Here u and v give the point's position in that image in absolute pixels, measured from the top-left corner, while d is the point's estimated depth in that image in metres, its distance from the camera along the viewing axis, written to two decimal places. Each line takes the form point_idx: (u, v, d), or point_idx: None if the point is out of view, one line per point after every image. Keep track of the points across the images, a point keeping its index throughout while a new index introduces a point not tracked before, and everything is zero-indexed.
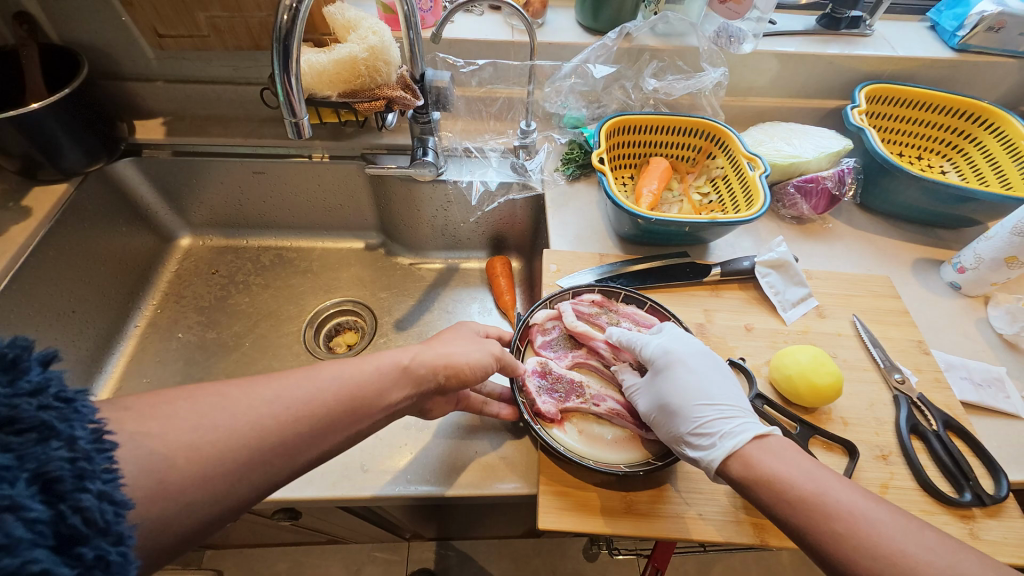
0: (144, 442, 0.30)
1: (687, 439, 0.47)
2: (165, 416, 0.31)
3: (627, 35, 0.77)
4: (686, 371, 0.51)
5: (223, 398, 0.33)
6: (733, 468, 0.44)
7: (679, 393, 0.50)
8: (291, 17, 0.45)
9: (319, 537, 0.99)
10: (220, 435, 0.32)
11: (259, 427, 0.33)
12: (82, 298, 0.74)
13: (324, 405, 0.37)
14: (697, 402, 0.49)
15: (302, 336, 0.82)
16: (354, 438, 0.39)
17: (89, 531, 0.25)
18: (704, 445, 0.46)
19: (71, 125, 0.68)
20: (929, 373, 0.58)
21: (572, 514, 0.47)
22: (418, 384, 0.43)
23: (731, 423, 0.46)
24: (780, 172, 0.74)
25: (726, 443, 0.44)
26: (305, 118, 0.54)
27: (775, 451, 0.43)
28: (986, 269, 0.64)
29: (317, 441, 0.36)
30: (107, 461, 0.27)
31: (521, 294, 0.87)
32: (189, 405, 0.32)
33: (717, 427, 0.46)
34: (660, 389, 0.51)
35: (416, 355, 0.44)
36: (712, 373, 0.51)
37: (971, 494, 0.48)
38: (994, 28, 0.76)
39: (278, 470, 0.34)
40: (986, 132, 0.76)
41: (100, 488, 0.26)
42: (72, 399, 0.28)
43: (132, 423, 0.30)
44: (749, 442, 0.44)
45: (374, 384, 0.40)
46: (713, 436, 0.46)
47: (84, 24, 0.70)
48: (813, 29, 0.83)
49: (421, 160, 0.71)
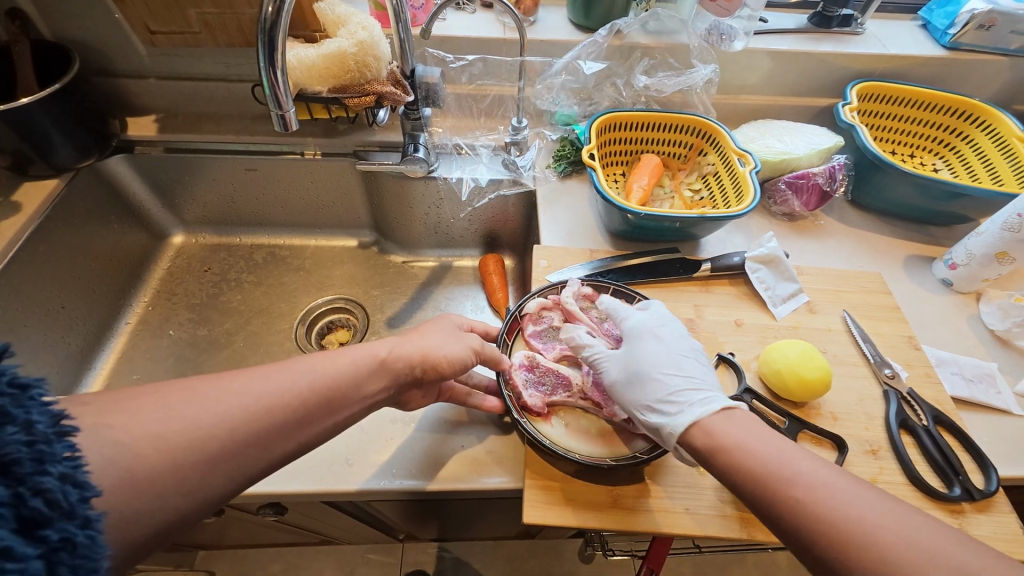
0: (107, 432, 0.29)
1: (653, 408, 0.47)
2: (130, 408, 0.31)
3: (618, 32, 0.77)
4: (657, 346, 0.51)
5: (189, 389, 0.33)
6: (693, 434, 0.44)
7: (653, 365, 0.50)
8: (276, 9, 0.45)
9: (312, 538, 0.99)
10: (188, 426, 0.31)
11: (231, 417, 0.33)
12: (72, 294, 0.74)
13: (300, 397, 0.37)
14: (666, 371, 0.49)
15: (294, 334, 0.82)
16: (331, 429, 0.39)
17: (53, 514, 0.25)
18: (668, 413, 0.46)
19: (62, 120, 0.68)
20: (919, 369, 0.58)
21: (557, 508, 0.46)
22: (394, 377, 0.43)
23: (695, 393, 0.46)
24: (771, 169, 0.74)
25: (692, 411, 0.45)
26: (291, 110, 0.54)
27: (741, 424, 0.43)
28: (977, 265, 0.64)
29: (293, 431, 0.36)
30: (67, 449, 0.27)
31: (514, 292, 0.87)
32: (155, 398, 0.32)
33: (685, 397, 0.46)
34: (634, 359, 0.51)
35: (394, 348, 0.44)
36: (688, 352, 0.52)
37: (960, 489, 0.47)
38: (985, 26, 0.77)
39: (252, 462, 0.34)
40: (978, 129, 0.76)
41: (62, 471, 0.26)
42: (28, 387, 0.27)
43: (96, 415, 0.30)
44: (713, 412, 0.44)
45: (350, 376, 0.40)
46: (679, 404, 0.46)
47: (75, 21, 0.71)
48: (804, 27, 0.83)
49: (412, 156, 0.71)
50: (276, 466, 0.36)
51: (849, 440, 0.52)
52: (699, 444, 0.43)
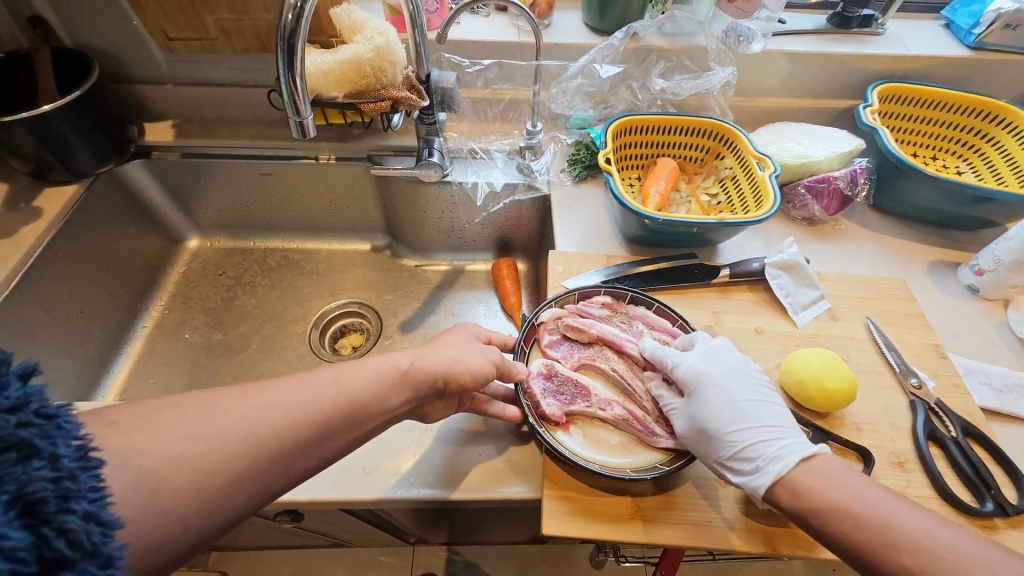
0: (134, 456, 0.29)
1: (727, 464, 0.46)
2: (153, 429, 0.31)
3: (633, 35, 0.77)
4: (720, 391, 0.48)
5: (213, 406, 0.33)
6: (781, 499, 0.43)
7: (715, 413, 0.47)
8: (295, 16, 0.45)
9: (325, 541, 0.99)
10: (213, 447, 0.31)
11: (256, 436, 0.33)
12: (90, 298, 0.74)
13: (323, 412, 0.36)
14: (738, 428, 0.46)
15: (308, 337, 0.82)
16: (352, 444, 0.39)
17: (75, 555, 0.25)
18: (747, 471, 0.45)
19: (81, 127, 0.69)
20: (946, 378, 0.56)
21: (576, 519, 0.46)
22: (416, 390, 0.42)
23: (775, 447, 0.45)
24: (791, 173, 0.73)
25: (772, 469, 0.43)
26: (309, 118, 0.54)
27: (822, 472, 0.42)
28: (1005, 271, 0.63)
29: (314, 448, 0.36)
30: (93, 480, 0.27)
31: (527, 297, 0.86)
32: (178, 417, 0.32)
33: (759, 452, 0.45)
34: (695, 407, 0.49)
35: (415, 360, 0.43)
36: (746, 387, 0.50)
37: (993, 503, 0.46)
38: (1011, 25, 0.75)
39: (275, 479, 0.34)
40: (1003, 131, 0.75)
41: (86, 509, 0.26)
42: (54, 416, 0.27)
43: (122, 438, 0.29)
44: (794, 466, 0.43)
45: (373, 390, 0.39)
46: (757, 462, 0.44)
47: (95, 28, 0.72)
48: (823, 28, 0.82)
49: (426, 161, 0.71)
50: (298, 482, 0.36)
51: (874, 451, 0.51)
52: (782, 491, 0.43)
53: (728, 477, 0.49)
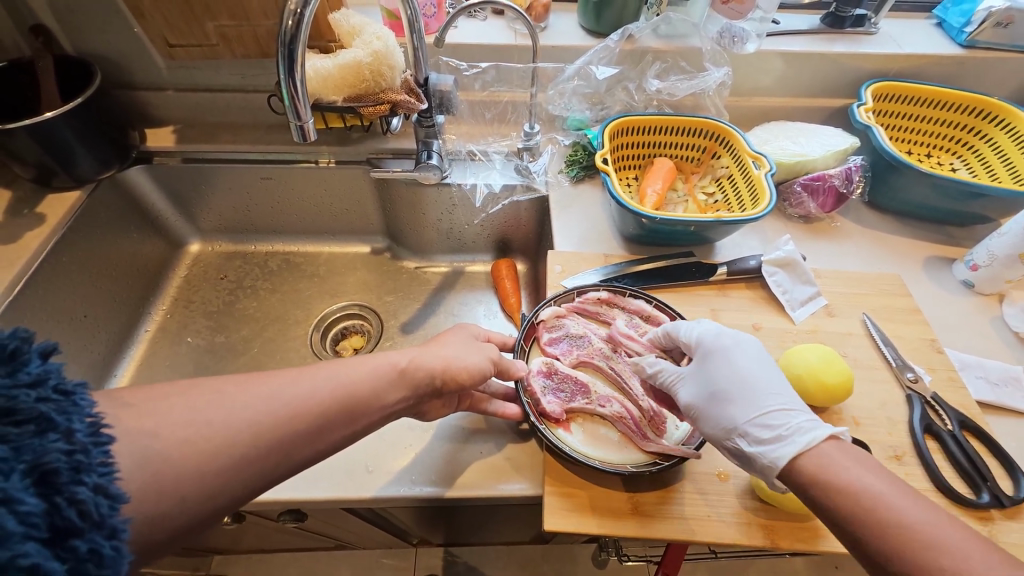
0: (143, 437, 0.30)
1: (745, 431, 0.45)
2: (161, 413, 0.31)
3: (629, 36, 0.77)
4: (741, 365, 0.48)
5: (221, 395, 0.34)
6: (800, 467, 0.41)
7: (734, 383, 0.47)
8: (296, 22, 0.46)
9: (327, 543, 0.99)
10: (216, 431, 0.32)
11: (257, 425, 0.33)
12: (94, 302, 0.75)
13: (323, 405, 0.37)
14: (763, 401, 0.46)
15: (309, 340, 0.82)
16: (351, 438, 0.39)
17: (84, 525, 0.26)
18: (765, 440, 0.43)
19: (84, 133, 0.70)
20: (942, 372, 0.57)
21: (577, 515, 0.46)
22: (414, 388, 0.43)
23: (797, 421, 0.43)
24: (785, 172, 0.74)
25: (797, 442, 0.42)
26: (310, 122, 0.54)
27: (849, 452, 0.40)
28: (999, 266, 0.63)
29: (314, 440, 0.36)
30: (103, 455, 0.28)
31: (525, 297, 0.87)
32: (185, 402, 0.32)
33: (782, 425, 0.43)
34: (709, 374, 0.49)
35: (414, 358, 0.44)
36: (763, 364, 0.49)
37: (989, 495, 0.47)
38: (1003, 23, 0.76)
39: (271, 470, 0.34)
40: (996, 128, 0.75)
41: (96, 482, 0.27)
42: (71, 392, 0.28)
43: (137, 420, 0.30)
44: (822, 442, 0.41)
45: (372, 387, 0.40)
46: (780, 434, 0.43)
47: (97, 35, 0.73)
48: (817, 28, 0.83)
49: (425, 163, 0.72)
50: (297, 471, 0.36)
51: (871, 445, 0.51)
52: (800, 477, 0.41)
53: (728, 472, 0.49)
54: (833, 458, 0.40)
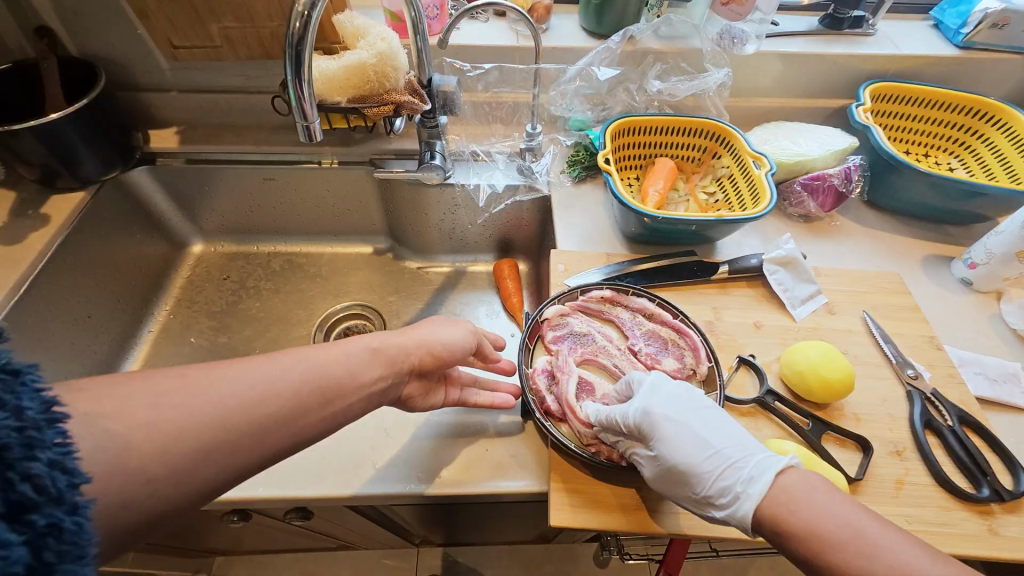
0: (100, 419, 0.30)
1: (710, 498, 0.44)
2: (121, 396, 0.31)
3: (630, 38, 0.78)
4: (669, 421, 0.46)
5: (182, 379, 0.34)
6: (767, 528, 0.40)
7: (678, 450, 0.45)
8: (303, 24, 0.46)
9: (330, 543, 0.99)
10: (180, 415, 0.32)
11: (222, 408, 0.34)
12: (98, 303, 0.75)
13: (292, 388, 0.37)
14: (712, 458, 0.44)
15: (313, 339, 0.83)
16: (329, 422, 0.39)
17: (40, 500, 0.25)
18: (727, 503, 0.42)
19: (88, 134, 0.70)
20: (941, 368, 0.58)
21: (582, 510, 0.47)
22: (391, 366, 0.44)
23: (748, 467, 0.43)
24: (786, 171, 0.75)
25: (752, 496, 0.41)
26: (316, 122, 0.55)
27: (793, 482, 0.41)
28: (997, 264, 0.64)
29: (286, 425, 0.36)
30: (58, 436, 0.27)
31: (528, 297, 0.87)
32: (147, 387, 0.32)
33: (734, 480, 0.42)
34: (655, 450, 0.46)
35: (388, 338, 0.45)
36: (695, 414, 0.47)
37: (988, 489, 0.47)
38: (999, 24, 0.77)
39: (246, 455, 0.34)
40: (993, 128, 0.76)
41: (51, 458, 0.26)
42: (20, 372, 0.27)
43: (89, 404, 0.30)
44: (772, 485, 0.41)
45: (347, 367, 0.41)
46: (735, 491, 0.42)
47: (100, 36, 0.73)
48: (815, 29, 0.83)
49: (428, 164, 0.72)
50: (274, 457, 0.36)
51: (873, 440, 0.52)
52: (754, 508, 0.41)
53: None
54: (788, 490, 0.40)
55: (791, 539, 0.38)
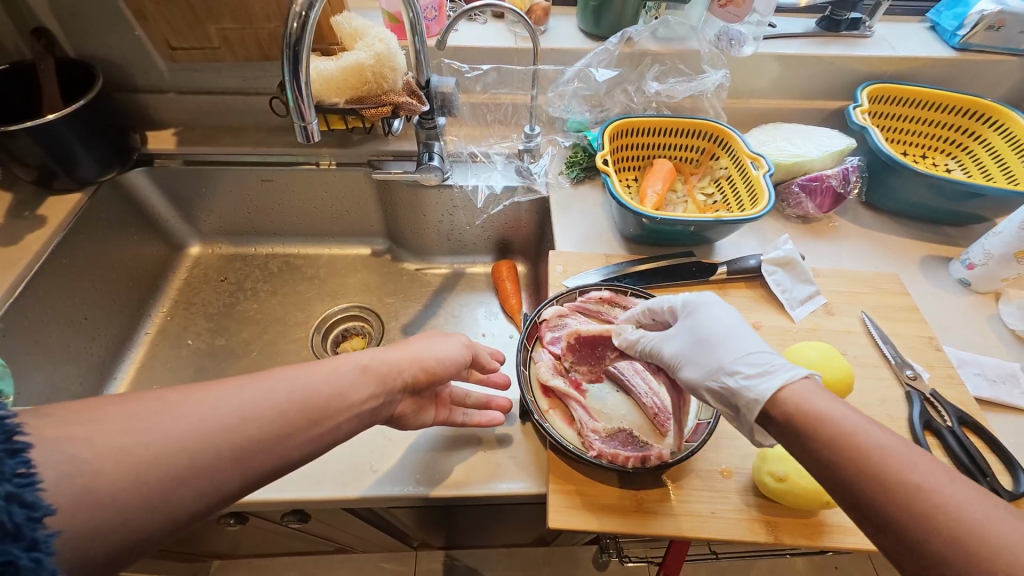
0: (69, 445, 0.29)
1: (728, 370, 0.44)
2: (93, 420, 0.30)
3: (628, 39, 0.79)
4: (715, 312, 0.48)
5: (163, 401, 0.33)
6: (786, 403, 0.40)
7: (718, 329, 0.46)
8: (301, 24, 0.46)
9: (328, 547, 0.99)
10: (154, 440, 0.31)
11: (202, 431, 0.33)
12: (95, 305, 0.75)
13: (278, 409, 0.36)
14: (743, 340, 0.45)
15: (310, 341, 0.83)
16: (318, 441, 0.38)
17: None
18: (751, 376, 0.42)
19: (85, 134, 0.70)
20: (941, 369, 0.58)
21: (581, 512, 0.47)
22: (380, 385, 0.43)
23: (778, 361, 0.42)
24: (784, 172, 0.75)
25: (778, 377, 0.41)
26: (314, 123, 0.55)
27: (820, 392, 0.40)
28: (994, 265, 0.64)
29: (273, 447, 0.35)
30: (20, 466, 0.27)
31: (527, 298, 0.87)
32: (121, 411, 0.32)
33: (768, 364, 0.42)
34: (694, 326, 0.48)
35: (376, 356, 0.45)
36: (741, 317, 0.48)
37: (988, 490, 0.47)
38: (995, 27, 0.77)
39: (229, 479, 0.33)
40: (989, 129, 0.76)
41: (10, 490, 0.25)
42: None
43: (61, 428, 0.30)
44: (800, 380, 0.41)
45: (335, 386, 0.40)
46: (763, 369, 0.42)
47: (98, 38, 0.73)
48: (813, 31, 0.84)
49: (427, 165, 0.72)
50: (261, 478, 0.35)
51: None
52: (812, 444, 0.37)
53: (731, 468, 0.50)
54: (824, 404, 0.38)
55: (818, 452, 0.36)
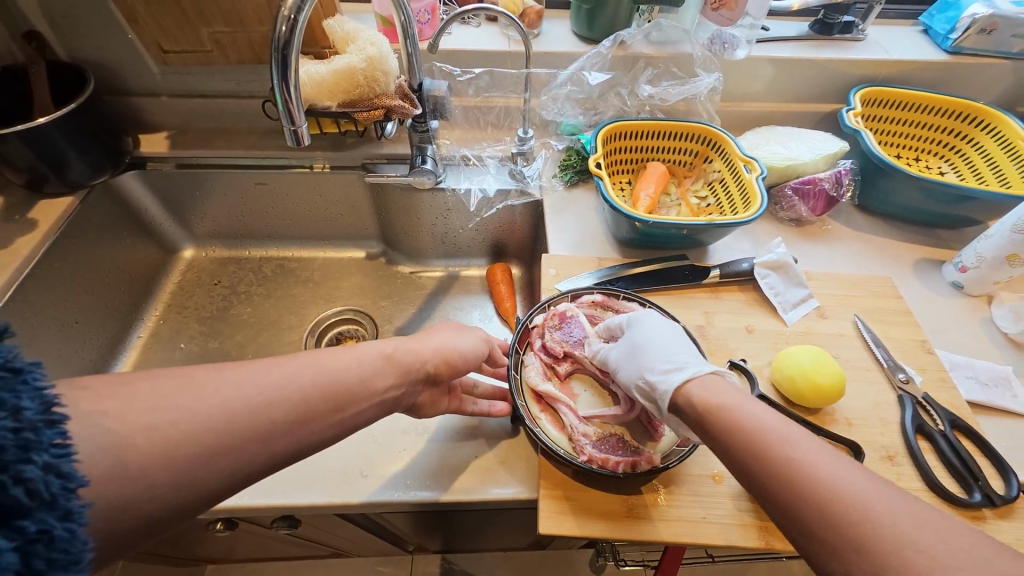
0: (102, 418, 0.29)
1: (648, 374, 0.46)
2: (126, 395, 0.30)
3: (621, 43, 0.78)
4: (645, 328, 0.51)
5: (189, 379, 0.32)
6: (694, 401, 0.41)
7: (648, 338, 0.49)
8: (289, 27, 0.46)
9: (323, 551, 0.98)
10: (184, 417, 0.31)
11: (230, 412, 0.32)
12: (85, 308, 0.74)
13: (302, 391, 0.35)
14: (653, 349, 0.48)
15: (304, 344, 0.82)
16: (340, 430, 0.38)
17: (32, 504, 0.24)
18: (660, 377, 0.45)
19: (76, 137, 0.69)
20: (933, 372, 0.58)
21: (572, 518, 0.46)
22: (404, 374, 0.43)
23: (689, 362, 0.45)
24: (777, 175, 0.74)
25: (677, 376, 0.43)
26: (303, 126, 0.55)
27: (720, 386, 0.41)
28: (987, 267, 0.64)
29: (296, 430, 0.35)
30: (57, 437, 0.26)
31: (521, 301, 0.87)
32: (152, 386, 0.31)
33: (677, 362, 0.45)
34: (631, 339, 0.51)
35: (401, 345, 0.45)
36: (671, 327, 0.51)
37: (980, 494, 0.47)
38: (987, 30, 0.77)
39: (251, 459, 0.33)
40: (982, 132, 0.77)
41: (46, 460, 0.25)
42: (21, 370, 0.27)
43: (91, 402, 0.29)
44: (704, 373, 0.43)
45: (358, 373, 0.39)
46: (666, 370, 0.45)
47: (90, 40, 0.72)
48: (806, 34, 0.84)
49: (419, 168, 0.72)
50: (277, 467, 0.35)
51: (865, 445, 0.51)
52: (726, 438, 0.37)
53: (722, 473, 0.49)
54: (734, 401, 0.39)
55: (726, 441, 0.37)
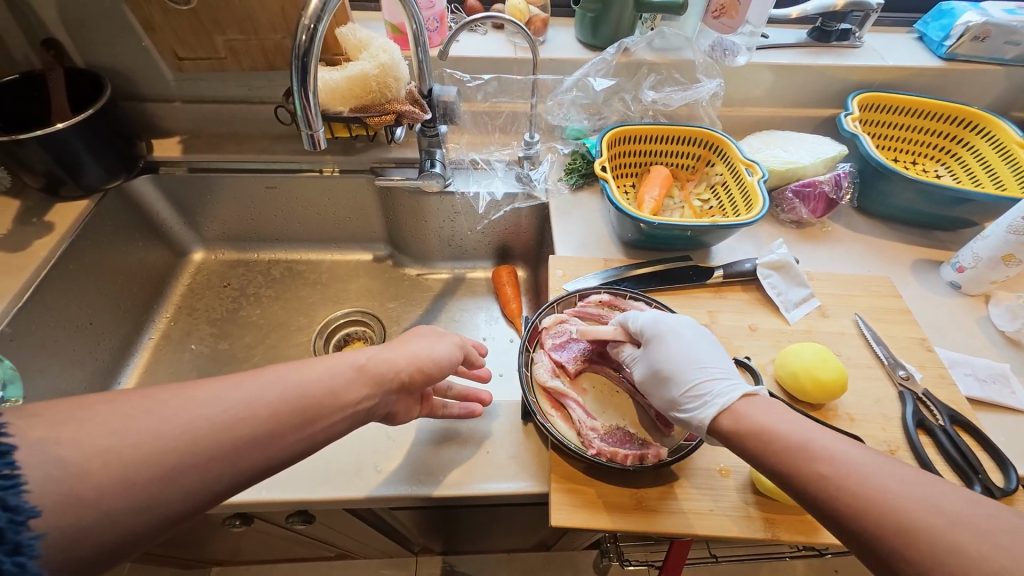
0: (53, 447, 0.29)
1: (680, 402, 0.48)
2: (82, 420, 0.30)
3: (625, 50, 0.80)
4: (678, 340, 0.51)
5: (154, 401, 0.33)
6: (727, 424, 0.44)
7: (667, 357, 0.51)
8: (309, 37, 0.48)
9: (328, 553, 0.99)
10: (144, 438, 0.31)
11: (193, 431, 0.32)
12: (99, 311, 0.75)
13: (270, 408, 0.36)
14: (687, 369, 0.49)
15: (313, 346, 0.84)
16: (308, 442, 0.38)
17: None
18: (694, 406, 0.46)
19: (93, 142, 0.71)
20: (932, 370, 0.59)
21: (583, 510, 0.47)
22: (375, 385, 0.43)
23: (718, 383, 0.47)
24: (779, 178, 0.76)
25: (715, 402, 0.45)
26: (320, 131, 0.56)
27: (763, 405, 0.44)
28: (984, 267, 0.66)
29: (264, 445, 0.35)
30: (5, 467, 0.27)
31: (527, 302, 0.88)
32: (113, 410, 0.31)
33: (706, 389, 0.47)
34: (653, 353, 0.52)
35: (372, 356, 0.44)
36: (702, 341, 0.52)
37: (979, 487, 0.48)
38: (980, 37, 0.80)
39: (217, 480, 0.33)
40: (977, 137, 0.79)
41: None
42: None
43: (45, 429, 0.29)
44: (738, 399, 0.45)
45: (328, 386, 0.39)
46: (704, 398, 0.46)
47: (106, 48, 0.74)
48: (804, 41, 0.86)
49: (428, 172, 0.74)
50: (256, 476, 0.35)
51: (866, 440, 0.53)
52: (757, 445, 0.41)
53: (729, 467, 0.51)
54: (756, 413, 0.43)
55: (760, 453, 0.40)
